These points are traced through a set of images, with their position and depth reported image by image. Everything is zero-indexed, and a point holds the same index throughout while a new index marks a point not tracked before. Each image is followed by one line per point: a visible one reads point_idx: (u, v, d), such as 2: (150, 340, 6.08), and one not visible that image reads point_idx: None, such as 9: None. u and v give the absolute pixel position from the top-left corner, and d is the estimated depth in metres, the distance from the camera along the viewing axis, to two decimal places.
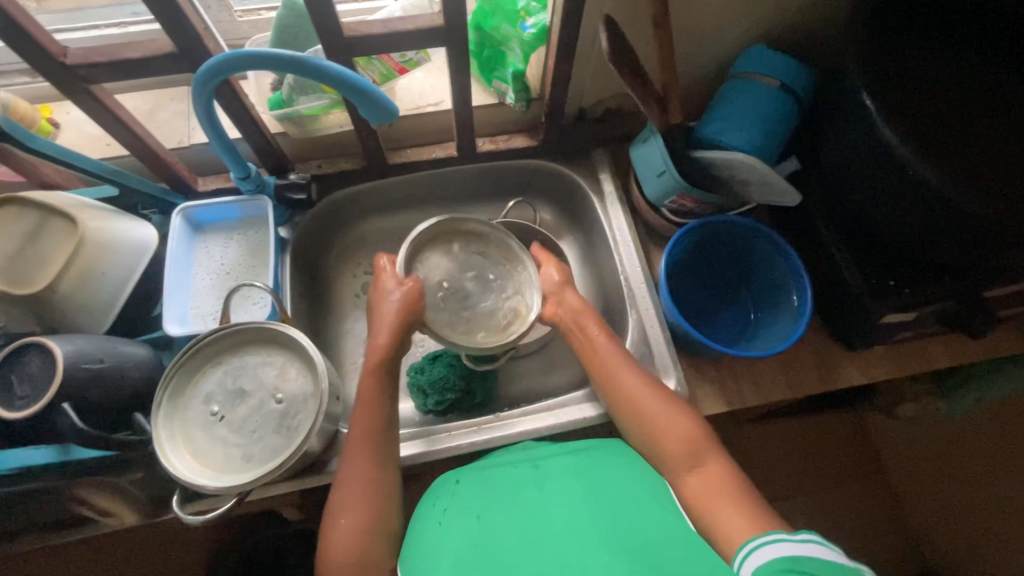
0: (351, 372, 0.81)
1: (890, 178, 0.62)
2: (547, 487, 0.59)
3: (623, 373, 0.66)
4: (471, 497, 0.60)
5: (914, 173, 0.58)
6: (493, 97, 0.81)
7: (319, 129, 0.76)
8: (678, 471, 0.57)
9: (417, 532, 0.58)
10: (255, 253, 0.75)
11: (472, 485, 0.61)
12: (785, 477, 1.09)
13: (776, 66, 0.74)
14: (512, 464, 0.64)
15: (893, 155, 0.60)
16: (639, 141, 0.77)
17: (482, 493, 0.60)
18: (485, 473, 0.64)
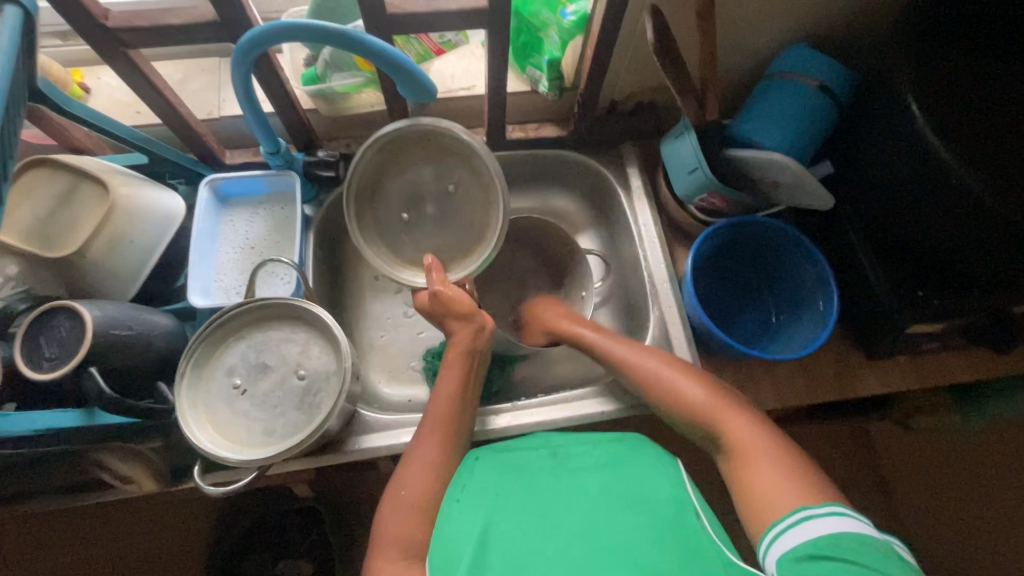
0: (369, 353, 0.82)
1: (931, 187, 0.61)
2: (572, 474, 0.59)
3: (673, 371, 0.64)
4: (490, 479, 0.59)
5: (958, 184, 0.57)
6: (526, 84, 0.80)
7: (350, 107, 0.76)
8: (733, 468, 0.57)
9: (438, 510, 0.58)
10: (281, 228, 0.75)
11: (494, 468, 0.61)
12: None
13: (818, 66, 0.73)
14: (532, 449, 0.63)
15: (936, 164, 0.59)
16: (672, 136, 0.76)
17: (500, 474, 0.60)
18: (506, 456, 0.63)
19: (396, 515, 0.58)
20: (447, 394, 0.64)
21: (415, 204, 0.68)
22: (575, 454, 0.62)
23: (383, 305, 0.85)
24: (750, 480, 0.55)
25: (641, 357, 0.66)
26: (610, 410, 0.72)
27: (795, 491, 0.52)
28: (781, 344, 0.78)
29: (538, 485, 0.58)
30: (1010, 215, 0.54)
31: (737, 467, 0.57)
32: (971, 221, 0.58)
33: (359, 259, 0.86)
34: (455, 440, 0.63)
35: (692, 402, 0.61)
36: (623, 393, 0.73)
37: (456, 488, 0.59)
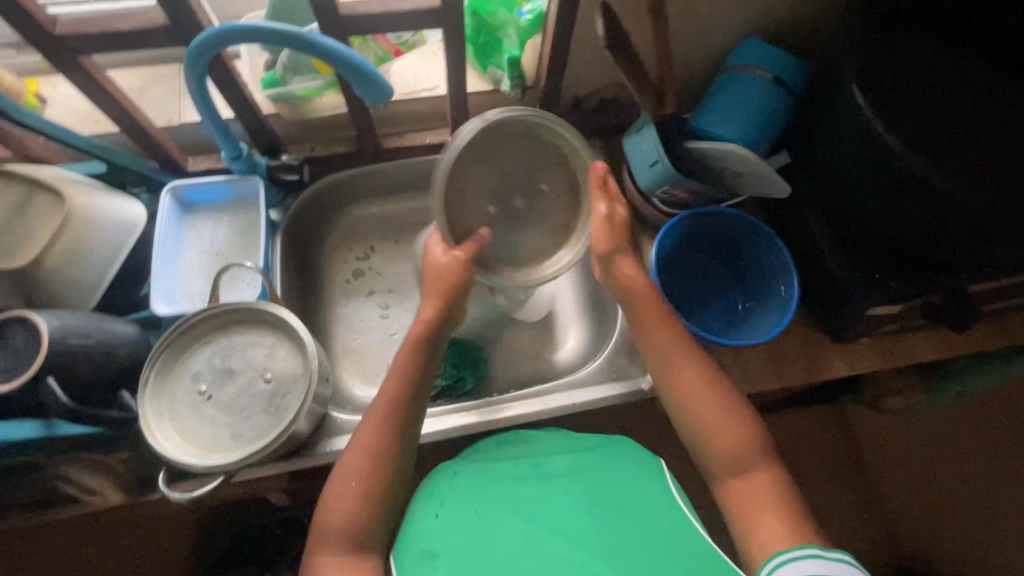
0: (341, 357, 0.83)
1: (879, 172, 0.63)
2: (549, 482, 0.60)
3: (690, 364, 0.61)
4: (469, 489, 0.60)
5: (904, 166, 0.59)
6: (489, 83, 0.81)
7: (312, 111, 0.76)
8: (722, 479, 0.59)
9: (415, 523, 0.59)
10: (245, 233, 0.75)
11: (473, 478, 0.62)
12: None
13: (772, 59, 0.75)
14: (513, 460, 0.64)
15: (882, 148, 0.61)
16: (633, 130, 0.77)
17: (483, 483, 0.61)
18: (486, 464, 0.64)
19: (344, 499, 0.57)
20: (397, 375, 0.61)
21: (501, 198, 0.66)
22: (553, 461, 0.63)
23: (355, 308, 0.85)
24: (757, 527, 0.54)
25: (670, 350, 0.62)
26: (580, 401, 0.75)
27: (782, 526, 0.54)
28: (746, 331, 0.79)
29: (518, 494, 0.59)
30: (950, 192, 0.56)
31: (744, 495, 0.57)
32: (916, 203, 0.60)
33: (330, 263, 0.87)
34: (405, 421, 0.60)
35: (703, 419, 0.59)
36: (592, 385, 0.76)
37: (436, 502, 0.60)
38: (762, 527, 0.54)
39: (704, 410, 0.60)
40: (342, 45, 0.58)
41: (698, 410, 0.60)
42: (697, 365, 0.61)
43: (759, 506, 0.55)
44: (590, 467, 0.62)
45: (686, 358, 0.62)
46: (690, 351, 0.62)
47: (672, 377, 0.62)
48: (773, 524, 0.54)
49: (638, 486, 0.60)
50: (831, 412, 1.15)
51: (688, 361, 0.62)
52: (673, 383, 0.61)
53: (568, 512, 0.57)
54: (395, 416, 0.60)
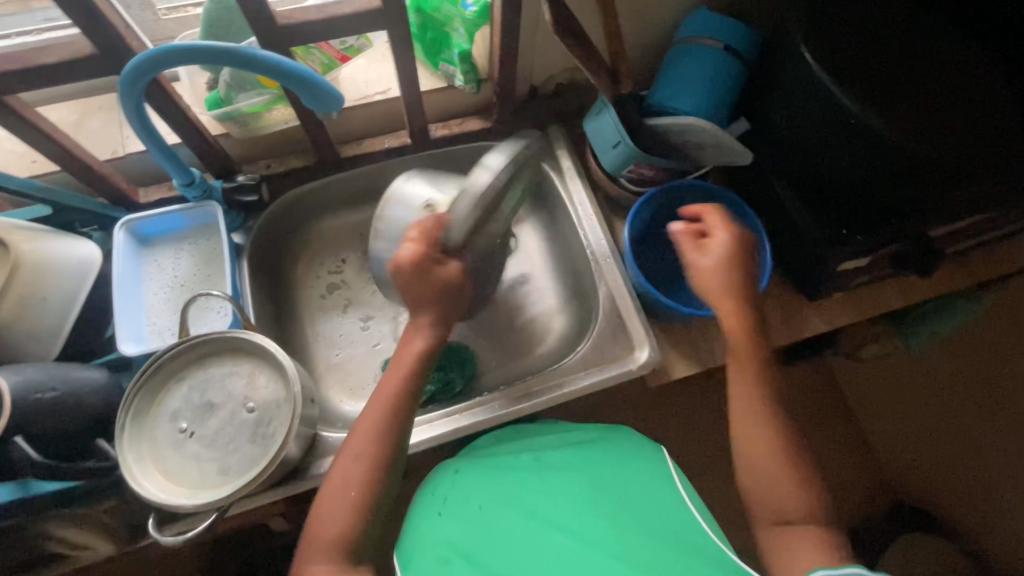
0: (326, 374, 0.81)
1: (836, 129, 0.63)
2: (549, 474, 0.60)
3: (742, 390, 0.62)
4: (471, 487, 0.60)
5: (859, 121, 0.60)
6: (442, 80, 0.79)
7: (263, 128, 0.73)
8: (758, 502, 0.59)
9: (417, 524, 0.58)
10: (209, 261, 0.72)
11: (477, 474, 0.61)
12: None
13: (719, 28, 0.75)
14: (513, 455, 0.64)
15: (836, 104, 0.61)
16: (592, 114, 0.77)
17: (488, 479, 0.60)
18: (487, 460, 0.64)
19: (341, 507, 0.54)
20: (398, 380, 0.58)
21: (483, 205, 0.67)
22: (554, 454, 0.63)
23: (331, 326, 0.84)
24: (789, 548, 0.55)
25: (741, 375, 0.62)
26: (568, 390, 0.75)
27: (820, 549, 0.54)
28: None
29: (520, 489, 0.59)
30: (904, 142, 0.58)
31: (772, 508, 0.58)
32: (873, 155, 0.61)
33: (303, 280, 0.85)
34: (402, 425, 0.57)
35: (747, 441, 0.60)
36: (580, 372, 0.76)
37: (437, 501, 0.60)
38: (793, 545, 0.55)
39: (737, 387, 0.62)
40: (285, 57, 0.56)
41: (728, 383, 0.63)
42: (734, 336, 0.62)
43: (788, 517, 0.57)
44: (588, 458, 0.62)
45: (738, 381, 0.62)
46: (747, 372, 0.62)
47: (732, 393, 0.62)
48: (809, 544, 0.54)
49: (638, 474, 0.60)
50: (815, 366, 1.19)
51: (740, 385, 0.62)
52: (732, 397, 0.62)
53: (574, 505, 0.56)
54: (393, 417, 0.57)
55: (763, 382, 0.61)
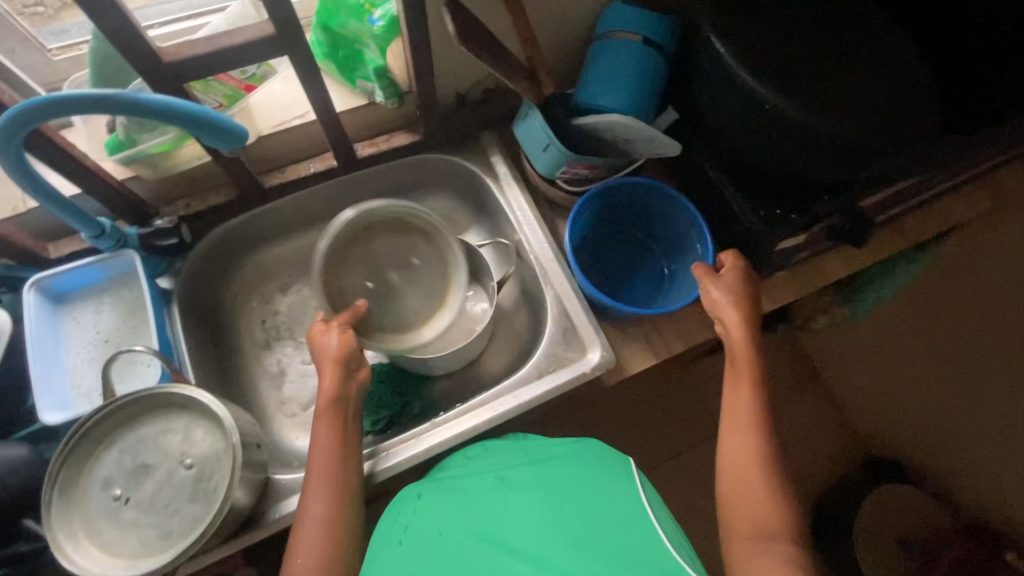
0: (277, 411, 0.79)
1: (753, 116, 0.64)
2: (512, 494, 0.59)
3: (742, 399, 0.63)
4: (433, 512, 0.59)
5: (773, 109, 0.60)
6: (362, 98, 0.76)
7: (175, 166, 0.69)
8: (728, 509, 0.59)
9: (376, 556, 0.57)
10: (134, 313, 0.69)
11: (440, 500, 0.61)
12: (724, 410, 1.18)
13: (639, 21, 0.74)
14: (478, 477, 0.63)
15: (750, 93, 0.62)
16: (520, 118, 0.76)
17: (453, 505, 0.59)
18: (451, 484, 0.63)
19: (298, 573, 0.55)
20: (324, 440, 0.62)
21: (379, 278, 0.75)
22: (518, 472, 0.62)
23: (280, 357, 0.82)
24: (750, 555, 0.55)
25: (738, 391, 0.64)
26: (524, 399, 0.74)
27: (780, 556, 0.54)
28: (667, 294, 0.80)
29: (481, 511, 0.57)
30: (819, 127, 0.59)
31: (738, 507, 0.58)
32: (793, 141, 0.63)
33: (244, 316, 0.82)
34: (342, 484, 0.60)
35: (728, 449, 0.61)
36: (533, 381, 0.75)
37: (398, 531, 0.59)
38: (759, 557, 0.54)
39: (737, 394, 0.64)
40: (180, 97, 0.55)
41: (729, 396, 0.65)
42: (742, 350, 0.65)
43: (751, 518, 0.57)
44: (553, 472, 0.61)
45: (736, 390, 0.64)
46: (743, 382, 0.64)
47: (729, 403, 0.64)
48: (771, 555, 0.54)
49: (596, 485, 0.58)
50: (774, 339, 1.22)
51: (738, 394, 0.64)
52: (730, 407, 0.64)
53: (529, 516, 0.55)
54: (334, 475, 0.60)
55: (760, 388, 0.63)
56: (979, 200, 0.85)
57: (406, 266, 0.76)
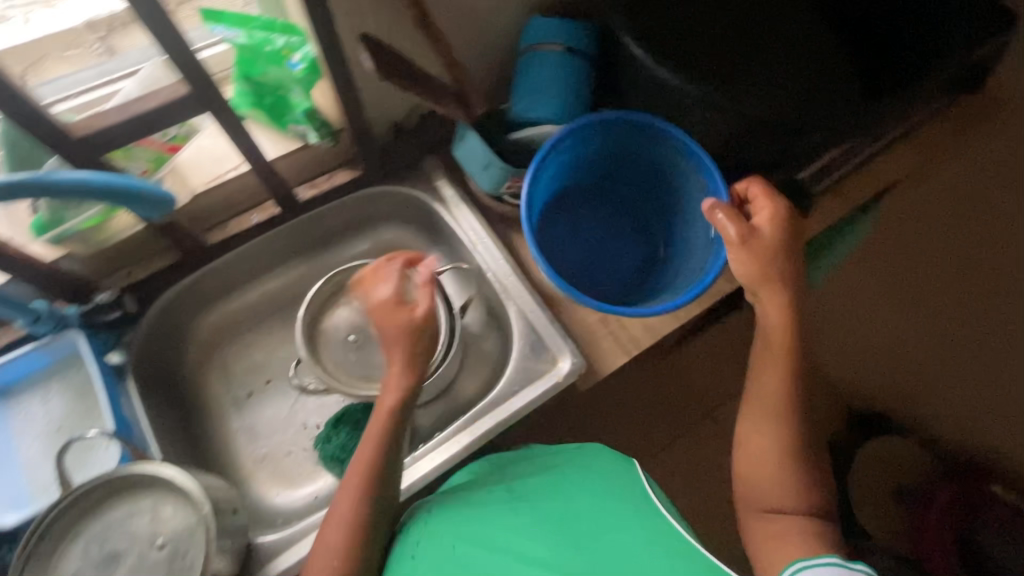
0: (255, 469, 0.78)
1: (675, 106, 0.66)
2: (525, 501, 0.59)
3: (770, 378, 0.61)
4: (445, 523, 0.59)
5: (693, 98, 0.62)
6: (295, 140, 0.76)
7: (110, 237, 0.67)
8: (746, 493, 0.60)
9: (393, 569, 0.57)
10: (82, 395, 0.67)
11: (452, 509, 0.60)
12: (706, 387, 1.22)
13: (559, 30, 0.74)
14: (489, 487, 0.62)
15: (669, 87, 0.64)
16: (457, 140, 0.75)
17: (469, 518, 0.58)
18: (459, 491, 0.63)
19: None
20: (372, 447, 0.58)
21: (362, 328, 0.79)
22: (530, 480, 0.62)
23: (252, 412, 0.80)
24: (767, 545, 0.56)
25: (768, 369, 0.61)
26: (501, 416, 0.74)
27: (792, 534, 0.55)
28: None
29: (495, 521, 0.57)
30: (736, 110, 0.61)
31: (756, 486, 0.59)
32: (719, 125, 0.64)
33: (208, 377, 0.81)
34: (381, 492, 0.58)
35: (747, 432, 0.61)
36: (509, 398, 0.75)
37: (410, 544, 0.58)
38: (772, 531, 0.57)
39: (766, 374, 0.62)
40: (99, 171, 0.55)
41: (756, 375, 0.63)
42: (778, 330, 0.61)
43: (764, 492, 0.58)
44: (562, 478, 0.61)
45: (767, 368, 0.62)
46: (774, 359, 0.61)
47: (757, 384, 0.62)
48: (790, 535, 0.55)
49: (611, 485, 0.59)
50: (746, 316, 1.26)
51: (769, 373, 0.61)
52: (756, 387, 0.62)
53: (546, 526, 0.56)
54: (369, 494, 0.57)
55: (794, 370, 0.61)
56: (946, 130, 0.90)
57: None
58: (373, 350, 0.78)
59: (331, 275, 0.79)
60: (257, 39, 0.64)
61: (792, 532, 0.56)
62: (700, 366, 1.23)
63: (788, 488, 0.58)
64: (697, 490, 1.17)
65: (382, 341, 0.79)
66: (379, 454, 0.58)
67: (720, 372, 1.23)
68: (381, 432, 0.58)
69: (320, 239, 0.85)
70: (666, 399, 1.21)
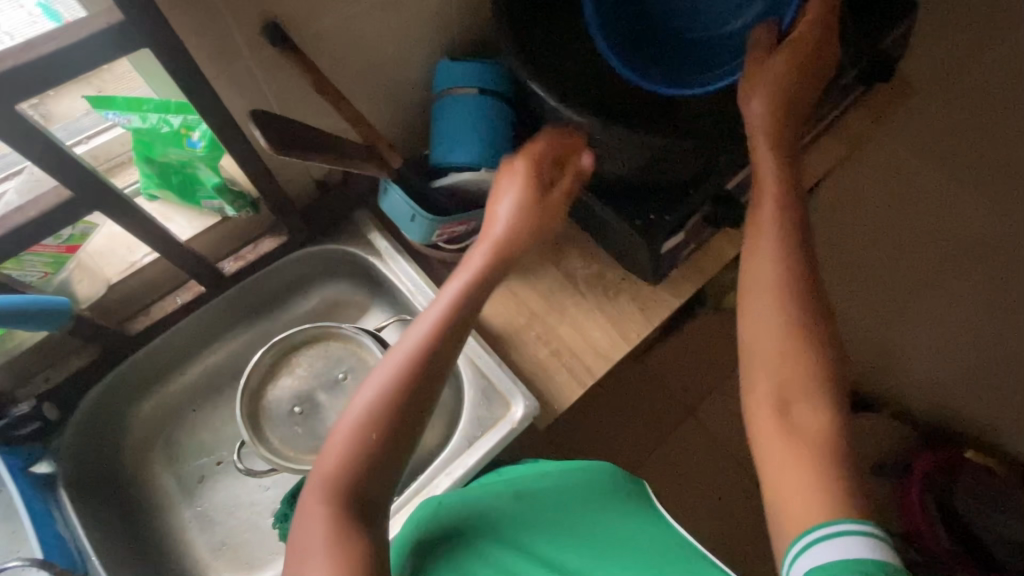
0: (212, 559, 0.74)
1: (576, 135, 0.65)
2: (541, 510, 0.61)
3: (761, 288, 0.55)
4: (461, 522, 0.59)
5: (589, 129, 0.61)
6: (213, 216, 0.74)
7: (20, 343, 0.67)
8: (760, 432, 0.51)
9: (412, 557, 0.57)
10: (9, 517, 0.65)
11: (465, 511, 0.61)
12: (682, 389, 1.22)
13: (472, 72, 0.72)
14: (499, 490, 0.63)
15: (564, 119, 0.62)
16: (382, 194, 0.74)
17: (493, 527, 0.59)
18: (470, 492, 0.63)
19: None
20: (375, 399, 0.51)
21: (307, 398, 0.77)
22: (539, 485, 0.64)
23: (205, 497, 0.77)
24: (779, 478, 0.48)
25: (771, 282, 0.54)
26: (459, 472, 0.72)
27: (810, 474, 0.46)
28: (576, 318, 0.81)
29: (513, 525, 0.59)
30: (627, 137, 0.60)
31: (762, 406, 0.51)
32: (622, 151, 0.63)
33: (151, 470, 0.77)
34: (365, 477, 0.49)
35: (761, 355, 0.53)
36: (463, 453, 0.73)
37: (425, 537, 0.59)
38: (780, 468, 0.48)
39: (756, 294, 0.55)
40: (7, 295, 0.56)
41: (747, 293, 0.56)
42: (772, 266, 0.55)
43: (770, 421, 0.50)
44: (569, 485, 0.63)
45: (765, 275, 0.55)
46: (777, 267, 0.55)
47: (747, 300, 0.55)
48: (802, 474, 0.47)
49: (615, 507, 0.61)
50: (715, 318, 1.26)
51: (755, 286, 0.55)
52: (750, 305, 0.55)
53: (561, 529, 0.59)
54: (356, 466, 0.49)
55: (793, 280, 0.54)
56: (865, 119, 0.88)
57: (334, 382, 0.78)
58: (320, 419, 0.76)
59: (274, 344, 0.75)
60: (151, 122, 0.62)
61: (804, 472, 0.47)
62: (673, 371, 1.23)
63: (810, 412, 0.50)
64: (684, 499, 1.16)
65: (329, 408, 0.77)
66: (390, 406, 0.51)
67: (692, 376, 1.23)
68: (397, 388, 0.52)
69: (255, 308, 0.82)
70: (642, 408, 1.20)
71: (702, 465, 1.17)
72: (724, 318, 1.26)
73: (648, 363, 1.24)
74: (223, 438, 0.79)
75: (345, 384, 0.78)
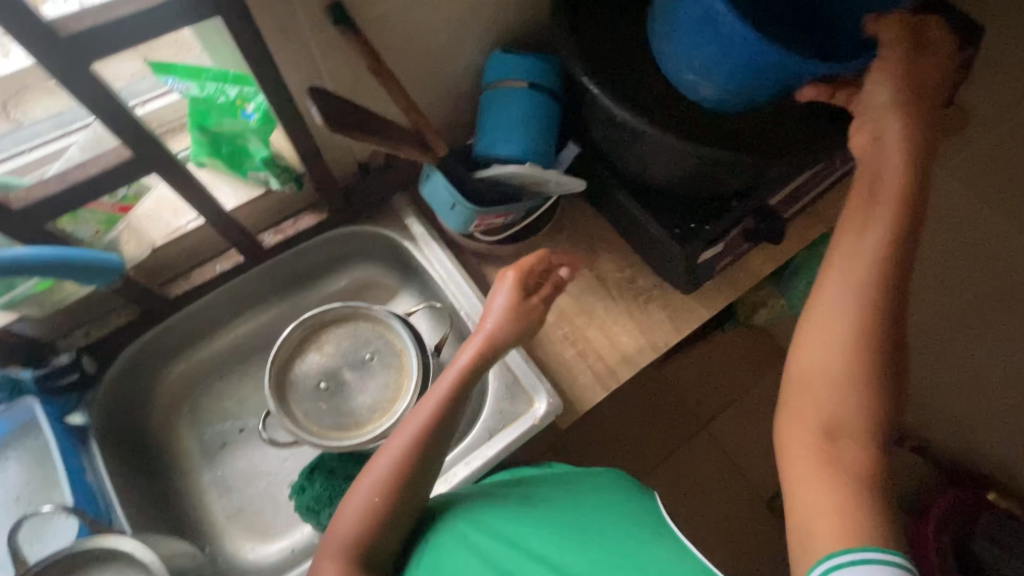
0: (228, 524, 0.75)
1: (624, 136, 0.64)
2: (553, 509, 0.58)
3: (839, 283, 0.46)
4: (471, 516, 0.58)
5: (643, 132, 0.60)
6: (257, 187, 0.75)
7: (65, 297, 0.67)
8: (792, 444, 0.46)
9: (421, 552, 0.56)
10: (43, 463, 0.68)
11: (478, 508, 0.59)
12: (700, 401, 1.21)
13: (524, 65, 0.72)
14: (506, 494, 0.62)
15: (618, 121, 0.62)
16: (423, 179, 0.74)
17: (485, 516, 0.57)
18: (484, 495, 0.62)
19: None
20: (375, 475, 0.56)
21: (332, 376, 0.78)
22: (551, 492, 0.62)
23: (226, 463, 0.78)
24: (806, 495, 0.43)
25: (860, 280, 0.45)
26: (477, 462, 0.72)
27: (835, 488, 0.42)
28: (604, 320, 0.80)
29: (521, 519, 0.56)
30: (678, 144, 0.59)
31: (801, 414, 0.45)
32: (672, 158, 0.62)
33: (178, 431, 0.79)
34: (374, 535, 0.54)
35: (803, 363, 0.46)
36: (483, 444, 0.74)
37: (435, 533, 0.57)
38: (797, 483, 0.44)
39: (837, 291, 0.46)
40: (59, 246, 0.58)
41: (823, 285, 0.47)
42: (867, 270, 0.45)
43: (808, 430, 0.45)
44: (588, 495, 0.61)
45: (852, 276, 0.46)
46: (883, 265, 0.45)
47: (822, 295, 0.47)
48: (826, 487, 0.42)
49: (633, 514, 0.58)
50: (740, 333, 1.24)
51: (830, 283, 0.47)
52: (823, 302, 0.46)
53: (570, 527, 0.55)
54: (369, 526, 0.54)
55: (886, 286, 0.45)
56: None
57: (360, 362, 0.78)
58: (344, 398, 0.77)
59: (307, 317, 0.77)
60: (209, 91, 0.62)
61: (827, 485, 0.42)
62: (693, 382, 1.22)
63: (853, 431, 0.44)
64: (693, 511, 1.14)
65: (353, 388, 0.78)
66: (393, 475, 0.56)
67: (712, 389, 1.22)
68: (400, 459, 0.57)
69: (289, 282, 0.83)
70: (656, 417, 1.19)
71: (714, 479, 1.16)
72: (749, 334, 1.24)
73: (667, 373, 1.22)
74: (248, 407, 0.81)
75: (370, 364, 0.78)
